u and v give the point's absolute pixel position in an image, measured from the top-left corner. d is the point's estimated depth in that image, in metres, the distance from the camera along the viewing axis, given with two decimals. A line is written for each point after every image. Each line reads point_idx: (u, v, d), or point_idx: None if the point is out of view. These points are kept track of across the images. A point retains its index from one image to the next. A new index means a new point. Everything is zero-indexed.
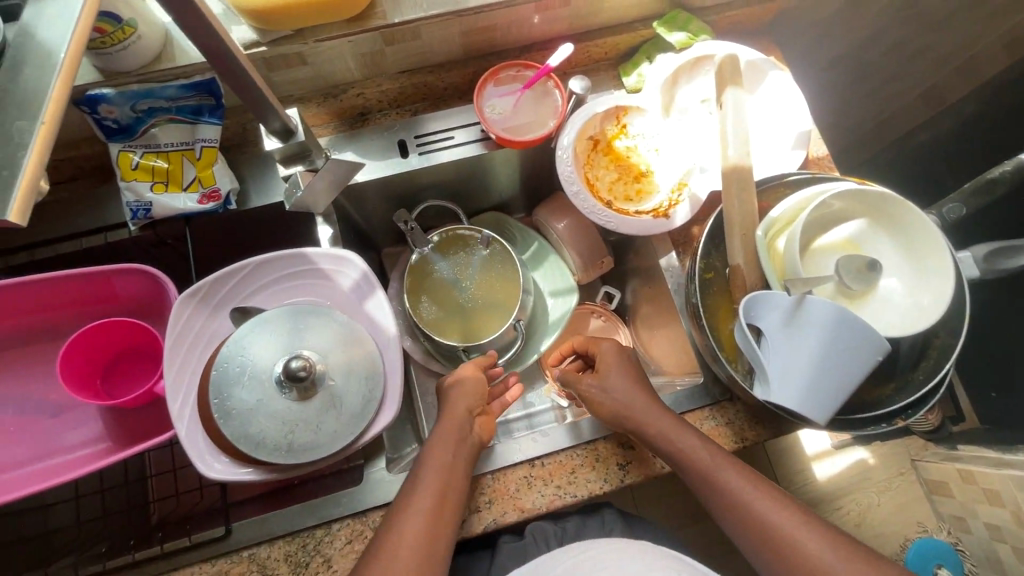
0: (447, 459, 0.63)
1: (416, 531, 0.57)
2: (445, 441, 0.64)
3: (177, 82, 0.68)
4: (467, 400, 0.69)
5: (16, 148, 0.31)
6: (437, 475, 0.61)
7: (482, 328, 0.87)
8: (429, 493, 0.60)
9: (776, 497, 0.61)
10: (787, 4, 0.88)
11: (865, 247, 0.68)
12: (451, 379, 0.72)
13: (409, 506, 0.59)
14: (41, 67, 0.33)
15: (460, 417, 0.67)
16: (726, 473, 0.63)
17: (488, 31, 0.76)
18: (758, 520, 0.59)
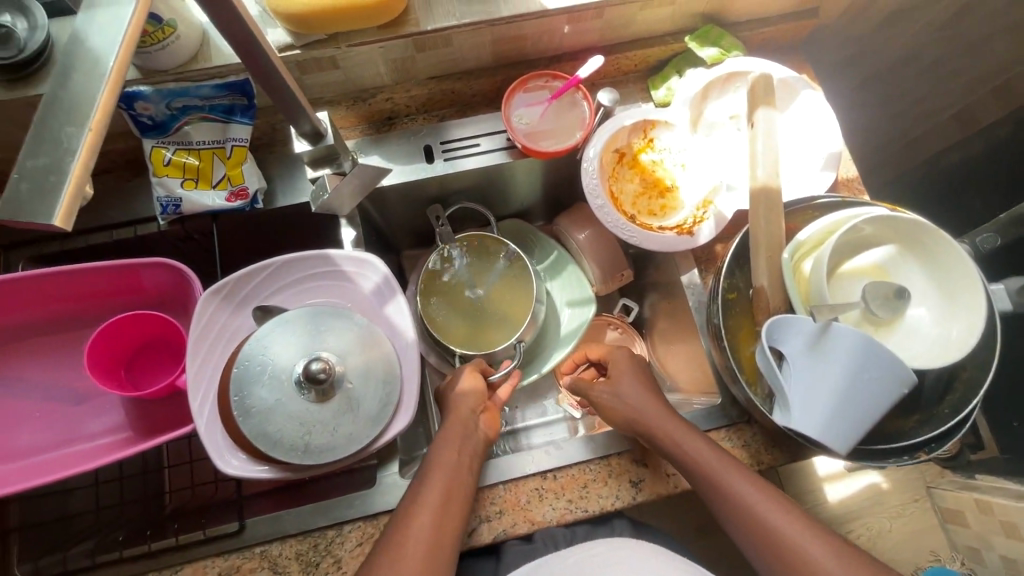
0: (450, 460, 0.63)
1: (422, 533, 0.57)
2: (450, 444, 0.65)
3: (212, 82, 0.69)
4: (468, 401, 0.70)
5: (64, 154, 0.31)
6: (444, 479, 0.61)
7: (488, 338, 0.88)
8: (429, 499, 0.59)
9: (789, 509, 0.59)
10: (821, 22, 0.87)
11: (893, 274, 0.67)
12: (451, 384, 0.73)
13: (415, 507, 0.59)
14: (90, 73, 0.34)
15: (465, 413, 0.68)
16: (738, 481, 0.61)
17: (520, 40, 0.77)
18: (768, 530, 0.58)
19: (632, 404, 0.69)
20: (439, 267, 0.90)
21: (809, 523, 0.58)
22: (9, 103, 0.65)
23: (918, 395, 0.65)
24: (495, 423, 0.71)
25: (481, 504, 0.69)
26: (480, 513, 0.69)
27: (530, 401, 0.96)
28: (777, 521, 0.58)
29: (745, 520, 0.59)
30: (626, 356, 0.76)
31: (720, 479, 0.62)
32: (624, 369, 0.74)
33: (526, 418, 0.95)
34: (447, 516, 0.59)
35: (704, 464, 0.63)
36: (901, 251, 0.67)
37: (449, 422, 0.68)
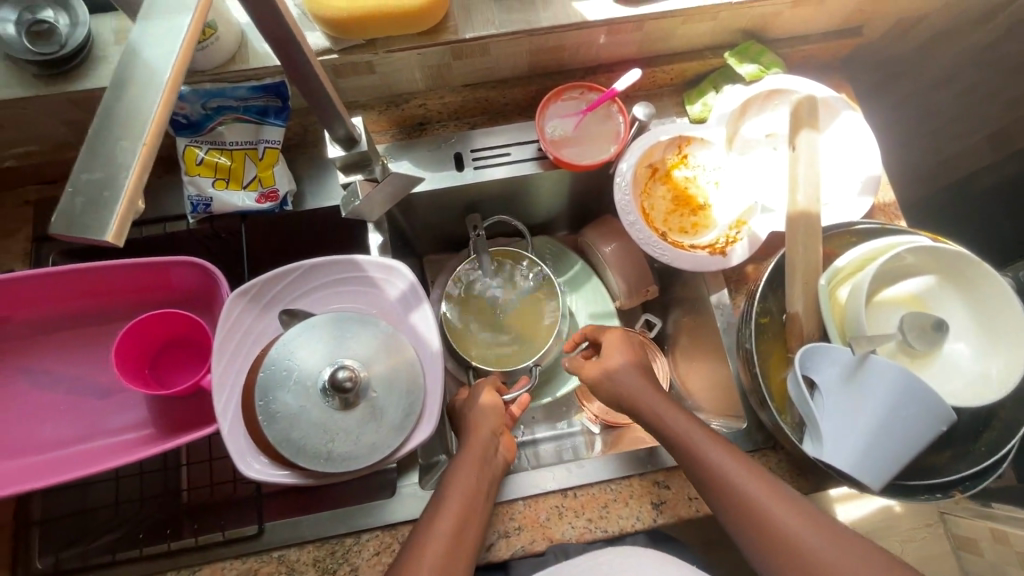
0: (470, 484, 0.62)
1: (438, 554, 0.56)
2: (469, 468, 0.64)
3: (249, 83, 0.69)
4: (489, 423, 0.70)
5: (119, 169, 0.31)
6: (461, 501, 0.61)
7: (500, 356, 0.88)
8: (448, 515, 0.59)
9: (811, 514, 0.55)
10: (863, 41, 0.85)
11: (931, 305, 0.66)
12: (471, 402, 0.74)
13: (431, 527, 0.58)
14: (145, 86, 0.33)
15: (485, 435, 0.68)
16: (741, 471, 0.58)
17: (557, 51, 0.76)
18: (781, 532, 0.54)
19: (646, 409, 0.67)
20: (464, 276, 0.91)
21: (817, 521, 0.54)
22: (48, 98, 0.65)
23: (953, 431, 0.64)
24: (509, 446, 0.71)
25: (501, 519, 0.69)
26: (499, 527, 0.68)
27: (547, 417, 0.95)
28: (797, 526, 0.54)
29: (748, 518, 0.55)
30: (628, 359, 0.73)
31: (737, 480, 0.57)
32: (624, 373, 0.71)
33: (533, 431, 0.94)
34: (461, 539, 0.59)
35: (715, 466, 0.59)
36: (940, 282, 0.65)
37: (468, 442, 0.68)
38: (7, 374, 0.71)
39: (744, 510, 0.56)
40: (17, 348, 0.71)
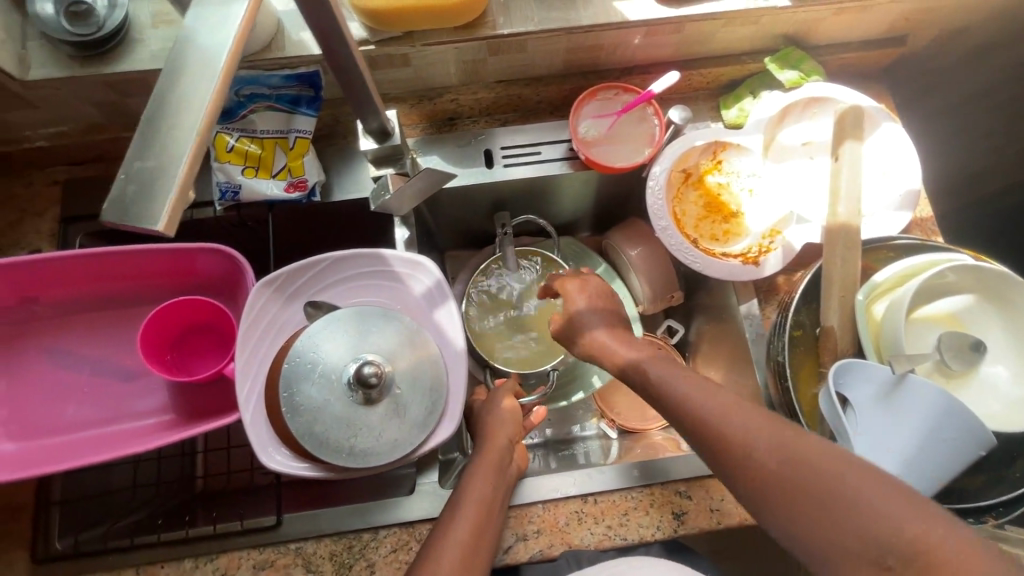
0: (486, 493, 0.62)
1: (456, 559, 0.56)
2: (484, 476, 0.63)
3: (283, 72, 0.69)
4: (506, 430, 0.70)
5: (171, 157, 0.31)
6: (479, 506, 0.60)
7: (518, 356, 0.88)
8: (462, 524, 0.58)
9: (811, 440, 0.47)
10: (907, 51, 0.83)
11: (969, 325, 0.64)
12: (490, 407, 0.73)
13: (448, 532, 0.58)
14: (199, 72, 0.32)
15: (502, 442, 0.68)
16: (737, 406, 0.52)
17: (595, 50, 0.74)
18: (780, 464, 0.47)
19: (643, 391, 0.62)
20: (488, 274, 0.90)
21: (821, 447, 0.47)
22: (83, 80, 0.65)
23: (987, 455, 0.62)
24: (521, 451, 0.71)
25: (519, 522, 0.68)
26: (517, 530, 0.68)
27: (561, 422, 0.95)
28: (797, 453, 0.46)
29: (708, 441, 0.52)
30: (638, 351, 0.64)
31: (734, 417, 0.51)
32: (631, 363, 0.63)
33: (540, 434, 0.94)
34: (478, 547, 0.58)
35: (707, 407, 0.53)
36: (980, 302, 0.64)
37: (483, 448, 0.67)
38: (31, 355, 0.71)
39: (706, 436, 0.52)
40: (42, 329, 0.71)
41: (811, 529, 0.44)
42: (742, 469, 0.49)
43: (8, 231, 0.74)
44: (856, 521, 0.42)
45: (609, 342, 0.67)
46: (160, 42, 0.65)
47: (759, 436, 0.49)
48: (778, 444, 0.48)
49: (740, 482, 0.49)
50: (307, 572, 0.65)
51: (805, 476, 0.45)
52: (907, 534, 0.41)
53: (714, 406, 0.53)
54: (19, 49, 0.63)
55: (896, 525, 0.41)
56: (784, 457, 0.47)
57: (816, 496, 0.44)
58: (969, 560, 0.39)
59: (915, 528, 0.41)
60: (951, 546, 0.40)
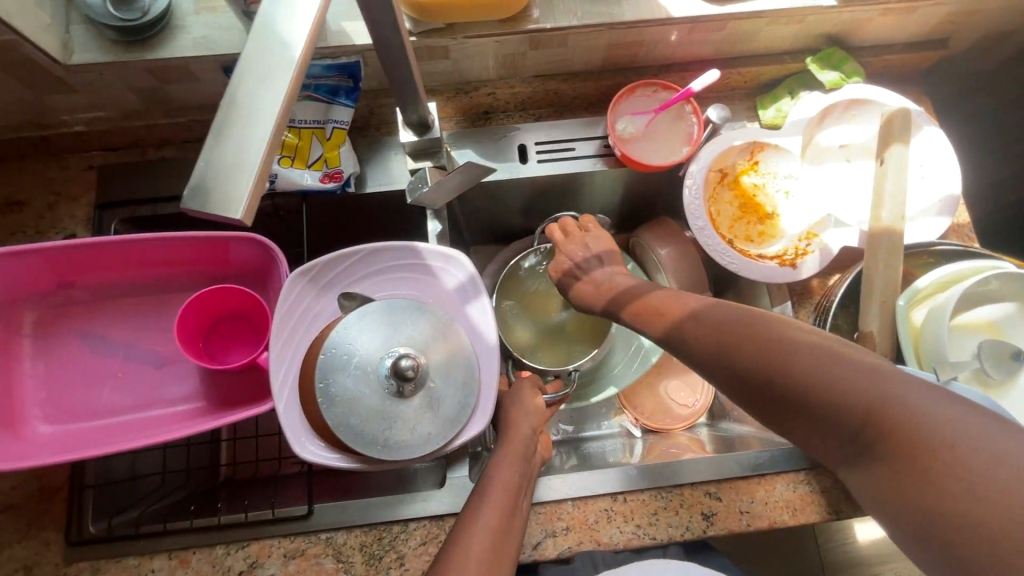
0: (512, 481, 0.61)
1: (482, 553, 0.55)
2: (512, 467, 0.63)
3: (323, 62, 0.68)
4: (530, 421, 0.70)
5: (249, 146, 0.31)
6: (505, 499, 0.60)
7: (541, 351, 0.87)
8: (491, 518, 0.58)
9: (796, 339, 0.48)
10: (947, 55, 0.82)
11: (1008, 333, 0.64)
12: (514, 401, 0.73)
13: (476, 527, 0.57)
14: (274, 60, 0.32)
15: (526, 433, 0.68)
16: (735, 317, 0.53)
17: (635, 46, 0.74)
18: (764, 363, 0.48)
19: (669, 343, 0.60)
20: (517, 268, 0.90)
21: (804, 342, 0.47)
22: (125, 65, 0.65)
23: None
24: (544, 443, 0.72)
25: (548, 518, 0.68)
26: (547, 526, 0.68)
27: (583, 419, 0.96)
28: (780, 352, 0.48)
29: (709, 366, 0.54)
30: (702, 300, 0.59)
31: (725, 329, 0.53)
32: (697, 309, 0.58)
33: (558, 431, 0.94)
34: (506, 545, 0.57)
35: (706, 324, 0.55)
36: (1020, 310, 0.63)
37: (508, 440, 0.67)
38: (65, 339, 0.71)
39: (708, 362, 0.54)
40: (76, 313, 0.71)
41: (796, 421, 0.47)
42: (733, 375, 0.51)
43: (44, 215, 0.74)
44: (828, 404, 0.44)
45: (676, 297, 0.62)
46: (203, 29, 0.65)
47: (743, 340, 0.51)
48: (762, 347, 0.49)
49: (742, 397, 0.51)
50: (338, 562, 0.66)
51: (784, 372, 0.47)
52: (874, 408, 0.41)
53: (711, 322, 0.55)
54: (63, 32, 0.63)
55: (863, 402, 0.42)
56: (772, 363, 0.48)
57: (795, 389, 0.46)
58: (948, 428, 0.38)
59: (885, 403, 0.41)
60: (920, 414, 0.40)
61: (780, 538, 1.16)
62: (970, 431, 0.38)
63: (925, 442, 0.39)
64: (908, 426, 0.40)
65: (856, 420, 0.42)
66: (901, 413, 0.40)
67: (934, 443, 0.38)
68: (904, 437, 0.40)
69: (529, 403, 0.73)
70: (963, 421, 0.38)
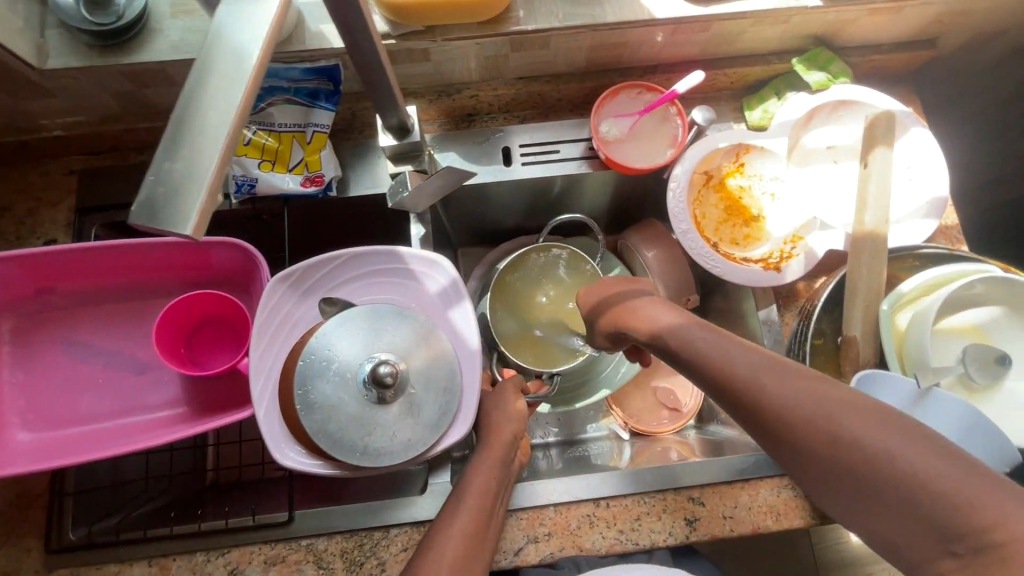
0: (489, 490, 0.61)
1: (455, 555, 0.55)
2: (490, 475, 0.62)
3: (302, 65, 0.68)
4: (512, 427, 0.69)
5: (200, 159, 0.30)
6: (480, 500, 0.60)
7: (526, 348, 0.85)
8: (465, 525, 0.58)
9: (794, 372, 0.47)
10: (937, 55, 0.81)
11: (994, 337, 0.63)
12: (496, 406, 0.72)
13: (450, 533, 0.57)
14: (230, 71, 0.32)
15: (506, 439, 0.67)
16: (732, 345, 0.52)
17: (618, 47, 0.73)
18: (757, 395, 0.48)
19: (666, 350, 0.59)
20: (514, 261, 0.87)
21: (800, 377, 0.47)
22: (101, 70, 0.64)
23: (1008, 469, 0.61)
24: (522, 450, 0.72)
25: (530, 523, 0.68)
26: (528, 532, 0.68)
27: (573, 422, 0.95)
28: (775, 386, 0.47)
29: (721, 391, 0.51)
30: (676, 315, 0.60)
31: (719, 357, 0.52)
32: (670, 325, 0.59)
33: (546, 435, 0.94)
34: (479, 549, 0.57)
35: (698, 346, 0.54)
36: (1006, 314, 0.63)
37: (487, 445, 0.66)
38: (45, 346, 0.70)
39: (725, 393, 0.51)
40: (56, 320, 0.71)
41: (828, 480, 0.43)
42: (731, 404, 0.51)
43: (24, 221, 0.73)
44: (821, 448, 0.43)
45: (644, 309, 0.63)
46: (179, 33, 0.64)
47: (740, 369, 0.50)
48: (757, 378, 0.48)
49: (767, 440, 0.48)
50: (319, 569, 0.66)
51: (777, 406, 0.46)
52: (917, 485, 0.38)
53: (704, 344, 0.54)
54: (38, 37, 0.63)
55: (857, 450, 0.41)
56: (804, 413, 0.45)
57: (787, 427, 0.45)
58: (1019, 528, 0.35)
59: (879, 451, 0.40)
60: (915, 465, 0.39)
61: (773, 540, 1.15)
62: (967, 486, 0.37)
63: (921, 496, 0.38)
64: (899, 477, 0.39)
65: (849, 467, 0.41)
66: (895, 462, 0.40)
67: (928, 497, 0.38)
68: (897, 488, 0.39)
69: (509, 406, 0.72)
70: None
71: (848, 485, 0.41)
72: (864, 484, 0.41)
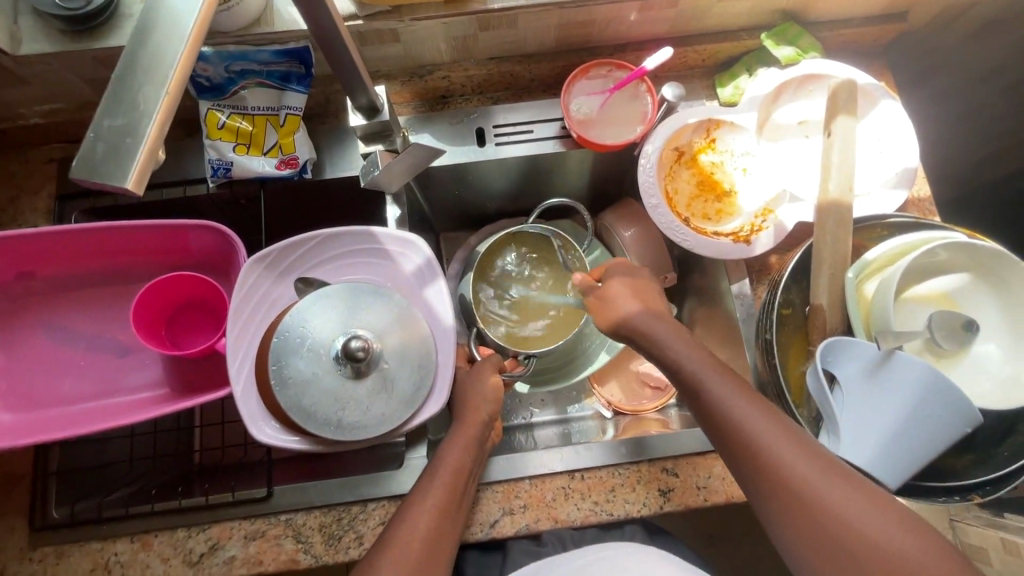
0: (459, 466, 0.62)
1: (427, 527, 0.56)
2: (462, 450, 0.64)
3: (272, 47, 0.68)
4: (488, 404, 0.70)
5: (140, 117, 0.33)
6: (452, 470, 0.61)
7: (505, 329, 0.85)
8: (436, 497, 0.59)
9: (779, 420, 0.54)
10: (908, 29, 0.81)
11: (961, 304, 0.63)
12: (473, 383, 0.73)
13: (422, 502, 0.58)
14: (167, 38, 0.35)
15: (481, 417, 0.68)
16: (727, 387, 0.57)
17: (586, 26, 0.74)
18: (747, 440, 0.53)
19: (648, 339, 0.65)
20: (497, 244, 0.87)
21: (786, 429, 0.53)
22: (73, 55, 0.65)
23: (974, 434, 0.62)
24: (495, 429, 0.73)
25: (506, 496, 0.69)
26: (504, 505, 0.69)
27: (555, 403, 0.96)
28: (764, 436, 0.53)
29: (696, 402, 0.59)
30: (635, 303, 0.68)
31: (712, 394, 0.57)
32: (628, 315, 0.67)
33: (529, 415, 0.94)
34: (449, 518, 0.59)
35: (683, 364, 0.61)
36: (975, 280, 0.63)
37: (462, 422, 0.67)
38: (26, 330, 0.71)
39: (704, 409, 0.58)
40: (38, 304, 0.72)
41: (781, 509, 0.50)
42: (707, 423, 0.58)
43: (5, 208, 0.75)
44: (796, 498, 0.49)
45: (606, 297, 0.70)
46: None
47: (723, 400, 0.56)
48: (737, 409, 0.55)
49: (734, 458, 0.55)
50: (298, 543, 0.67)
51: (750, 437, 0.53)
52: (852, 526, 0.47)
53: (702, 380, 0.59)
54: (11, 23, 0.64)
55: (825, 504, 0.48)
56: (771, 448, 0.52)
57: (769, 476, 0.51)
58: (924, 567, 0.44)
59: (846, 509, 0.48)
60: (858, 513, 0.47)
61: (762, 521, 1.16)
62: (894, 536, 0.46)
63: (869, 552, 0.46)
64: (851, 532, 0.47)
65: (815, 515, 0.48)
66: (849, 516, 0.47)
67: (872, 551, 0.46)
68: (838, 532, 0.47)
69: (487, 380, 0.73)
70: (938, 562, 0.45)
71: (798, 516, 0.49)
72: (828, 536, 0.48)
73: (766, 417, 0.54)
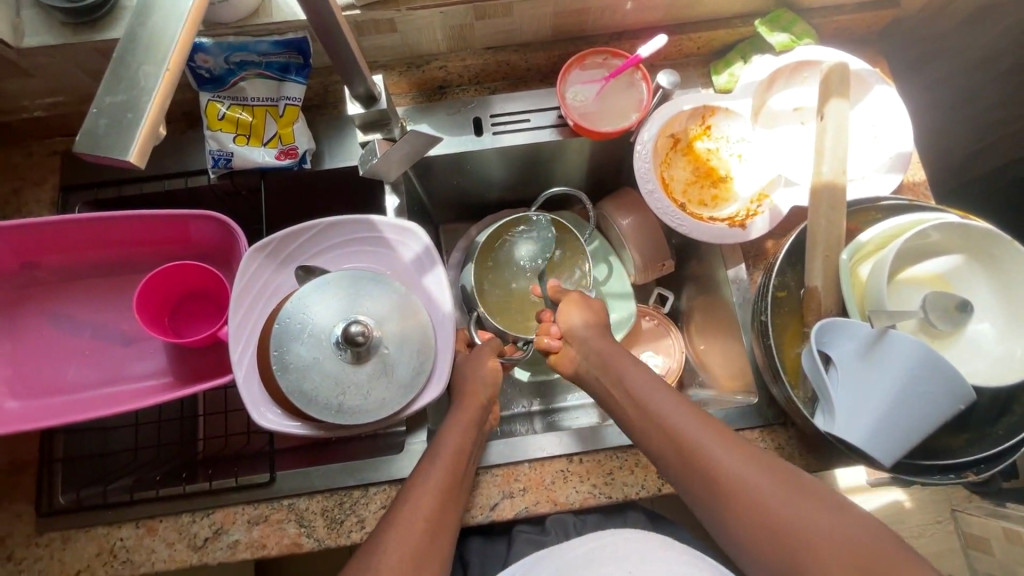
0: (459, 449, 0.63)
1: (430, 507, 0.57)
2: (462, 434, 0.64)
3: (271, 38, 0.69)
4: (487, 389, 0.71)
5: (140, 94, 0.34)
6: (452, 453, 0.62)
7: (505, 316, 0.85)
8: (437, 478, 0.59)
9: (722, 431, 0.55)
10: (904, 14, 0.81)
11: (955, 284, 0.64)
12: (473, 367, 0.74)
13: (423, 483, 0.59)
14: (166, 20, 0.36)
15: (480, 402, 0.69)
16: (677, 408, 0.58)
17: (581, 14, 0.74)
18: (709, 463, 0.53)
19: (611, 350, 0.67)
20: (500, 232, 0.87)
21: (730, 439, 0.55)
22: (75, 47, 0.66)
23: (970, 414, 0.62)
24: (494, 414, 0.74)
25: (505, 480, 0.70)
26: (504, 488, 0.69)
27: (555, 391, 0.96)
28: (722, 456, 0.53)
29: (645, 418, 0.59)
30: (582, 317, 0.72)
31: (656, 410, 0.59)
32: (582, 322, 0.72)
33: (529, 404, 0.95)
34: (450, 498, 0.59)
35: (629, 382, 0.63)
36: (969, 261, 0.63)
37: (462, 406, 0.68)
38: (31, 319, 0.72)
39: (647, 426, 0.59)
40: (42, 294, 0.73)
41: (733, 512, 0.51)
42: (650, 443, 0.59)
43: (9, 201, 0.75)
44: (755, 508, 0.50)
45: (562, 311, 0.74)
46: None
47: (665, 415, 0.58)
48: (674, 427, 0.57)
49: (679, 472, 0.55)
50: (300, 527, 0.68)
51: (695, 447, 0.54)
52: (801, 521, 0.48)
53: (654, 404, 0.59)
54: (14, 15, 0.65)
55: (771, 502, 0.49)
56: (713, 457, 0.53)
57: (735, 493, 0.51)
58: (878, 545, 0.46)
59: (795, 508, 0.49)
60: (804, 508, 0.49)
61: None
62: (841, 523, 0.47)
63: (820, 543, 0.47)
64: (797, 528, 0.48)
65: (764, 513, 0.49)
66: (795, 510, 0.49)
67: (825, 542, 0.47)
68: (790, 529, 0.48)
69: (486, 365, 0.74)
70: (887, 542, 0.46)
71: (750, 517, 0.50)
72: (798, 545, 0.47)
73: (705, 428, 0.56)
